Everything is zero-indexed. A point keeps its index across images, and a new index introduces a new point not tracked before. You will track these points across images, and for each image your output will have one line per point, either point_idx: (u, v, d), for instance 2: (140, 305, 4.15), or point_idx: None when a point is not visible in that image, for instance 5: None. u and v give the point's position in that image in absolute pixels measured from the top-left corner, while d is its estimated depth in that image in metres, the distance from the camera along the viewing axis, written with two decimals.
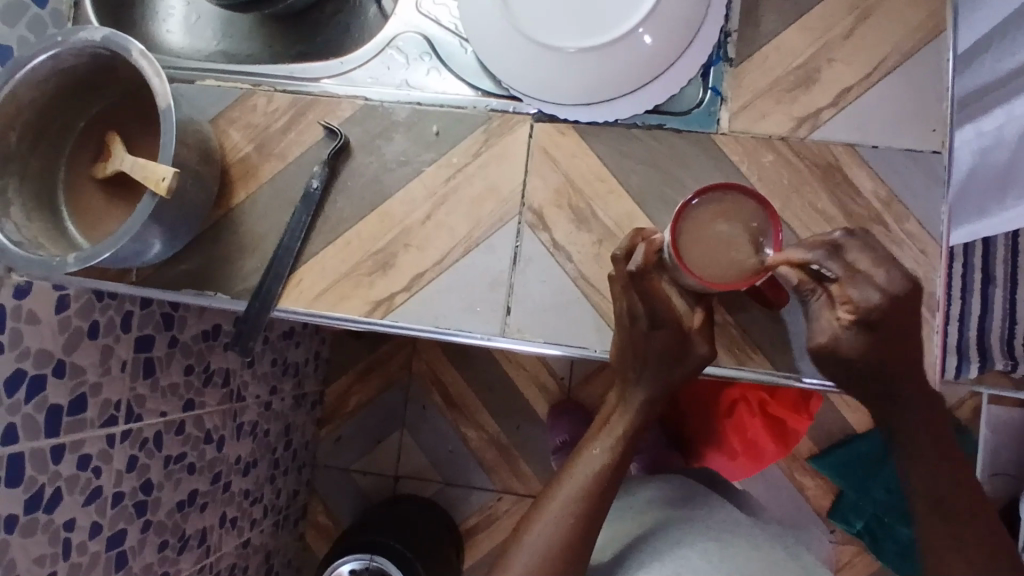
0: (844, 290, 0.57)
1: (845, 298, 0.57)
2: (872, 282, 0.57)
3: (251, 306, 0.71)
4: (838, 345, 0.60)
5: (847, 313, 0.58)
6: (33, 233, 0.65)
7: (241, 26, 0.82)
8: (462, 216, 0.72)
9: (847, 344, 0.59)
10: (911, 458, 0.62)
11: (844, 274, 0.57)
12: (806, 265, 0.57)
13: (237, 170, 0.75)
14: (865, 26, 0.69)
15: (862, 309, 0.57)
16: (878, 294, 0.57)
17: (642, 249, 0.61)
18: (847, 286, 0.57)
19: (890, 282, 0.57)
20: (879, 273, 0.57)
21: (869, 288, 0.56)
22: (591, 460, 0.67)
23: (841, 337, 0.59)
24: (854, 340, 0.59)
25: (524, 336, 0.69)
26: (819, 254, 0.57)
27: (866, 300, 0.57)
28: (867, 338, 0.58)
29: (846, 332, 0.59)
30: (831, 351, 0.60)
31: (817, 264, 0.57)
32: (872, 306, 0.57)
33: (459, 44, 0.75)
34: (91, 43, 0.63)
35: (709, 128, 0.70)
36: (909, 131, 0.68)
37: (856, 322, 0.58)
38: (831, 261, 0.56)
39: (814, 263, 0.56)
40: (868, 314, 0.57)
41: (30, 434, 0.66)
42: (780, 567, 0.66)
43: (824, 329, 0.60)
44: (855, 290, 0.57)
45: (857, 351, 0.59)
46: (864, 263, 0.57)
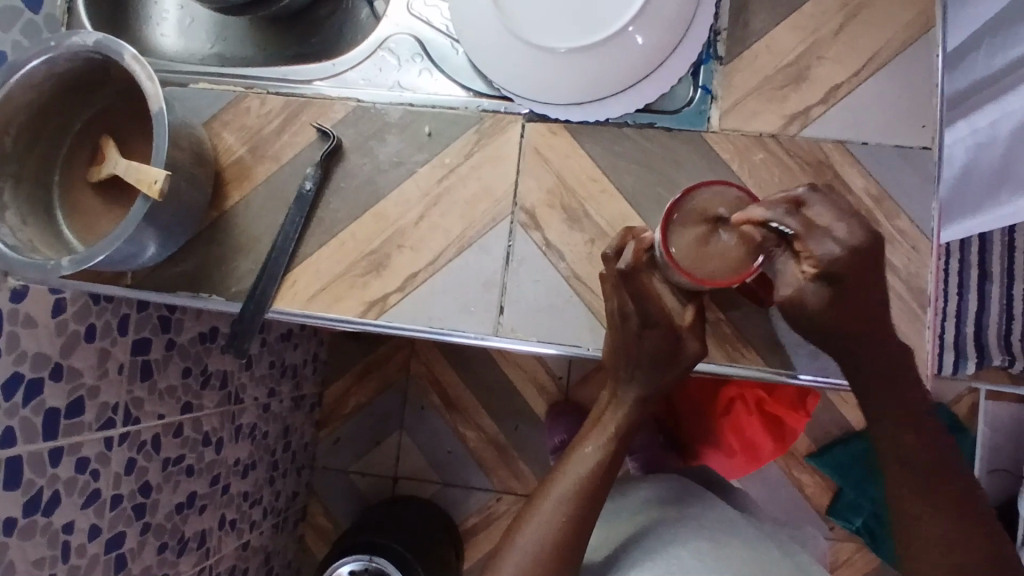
0: (805, 245, 0.56)
1: (807, 254, 0.56)
2: (831, 235, 0.56)
3: (246, 308, 0.72)
4: (803, 299, 0.58)
5: (810, 268, 0.57)
6: (29, 236, 0.66)
7: (235, 29, 0.83)
8: (456, 217, 0.72)
9: (811, 298, 0.58)
10: (890, 453, 0.63)
11: (802, 229, 0.56)
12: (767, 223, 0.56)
13: (231, 173, 0.75)
14: (855, 22, 0.69)
15: (823, 262, 0.56)
16: (837, 247, 0.56)
17: (630, 247, 0.62)
18: (808, 241, 0.56)
19: (850, 235, 0.56)
20: (839, 227, 0.56)
21: (828, 241, 0.55)
22: (585, 459, 0.68)
23: (805, 291, 0.58)
24: (818, 294, 0.58)
25: (518, 335, 0.70)
26: (777, 212, 0.55)
27: (826, 253, 0.56)
28: (831, 291, 0.58)
29: (810, 286, 0.58)
30: (796, 305, 0.59)
31: (776, 222, 0.55)
32: (833, 259, 0.56)
33: (451, 45, 0.75)
34: (84, 47, 0.63)
35: (700, 126, 0.70)
36: (900, 128, 0.68)
37: (819, 275, 0.57)
38: (790, 217, 0.55)
39: (774, 221, 0.55)
40: (829, 268, 0.56)
41: (28, 437, 0.67)
42: (775, 564, 0.67)
43: (788, 282, 0.59)
44: (815, 244, 0.56)
45: (822, 305, 0.58)
46: (824, 218, 0.56)
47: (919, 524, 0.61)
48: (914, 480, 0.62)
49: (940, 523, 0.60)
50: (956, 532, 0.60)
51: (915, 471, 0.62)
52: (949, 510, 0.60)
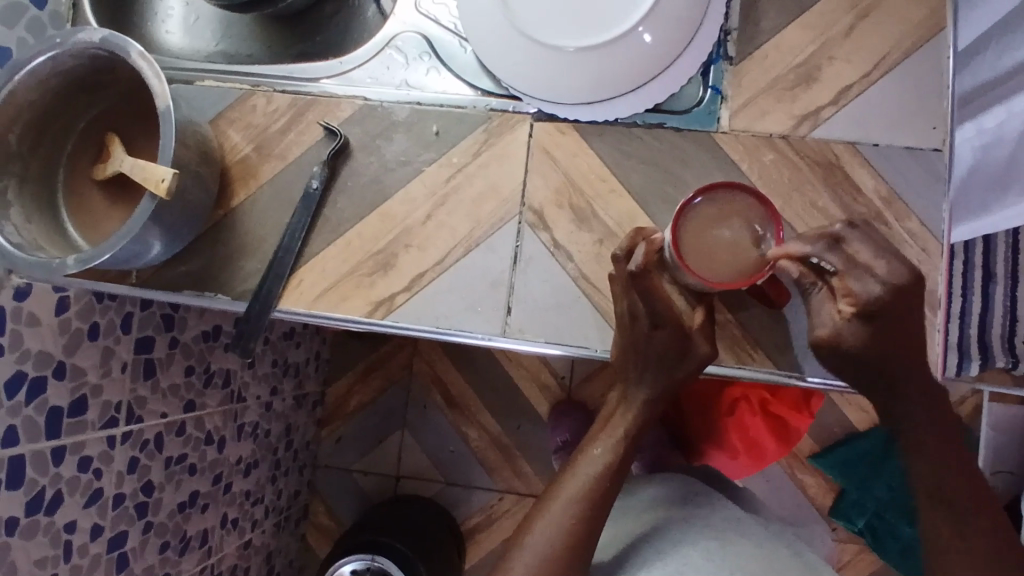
0: (845, 281, 0.58)
1: (846, 290, 0.59)
2: (871, 273, 0.58)
3: (251, 307, 0.71)
4: (840, 339, 0.60)
5: (848, 305, 0.59)
6: (33, 234, 0.65)
7: (241, 26, 0.82)
8: (463, 216, 0.72)
9: (849, 336, 0.59)
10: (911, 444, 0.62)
11: (844, 266, 0.58)
12: (807, 258, 0.58)
13: (236, 171, 0.74)
14: (866, 23, 0.69)
15: (862, 301, 0.58)
16: (878, 286, 0.58)
17: (642, 249, 0.61)
18: (848, 278, 0.58)
19: (890, 273, 0.58)
20: (879, 264, 0.58)
21: (869, 279, 0.58)
22: (594, 460, 0.67)
23: (843, 330, 0.59)
24: (855, 333, 0.59)
25: (525, 336, 0.69)
26: (819, 247, 0.58)
27: (867, 291, 0.58)
28: (869, 329, 0.59)
29: (848, 325, 0.59)
30: (834, 346, 0.60)
31: (816, 256, 0.58)
32: (873, 297, 0.58)
33: (459, 43, 0.75)
34: (90, 44, 0.62)
35: (709, 126, 0.70)
36: (910, 129, 0.67)
37: (858, 313, 0.58)
38: (831, 254, 0.58)
39: (815, 255, 0.58)
40: (871, 305, 0.58)
41: (30, 436, 0.66)
42: (783, 565, 0.66)
43: (825, 323, 0.60)
44: (855, 281, 0.58)
45: (860, 344, 0.59)
46: (864, 255, 0.58)
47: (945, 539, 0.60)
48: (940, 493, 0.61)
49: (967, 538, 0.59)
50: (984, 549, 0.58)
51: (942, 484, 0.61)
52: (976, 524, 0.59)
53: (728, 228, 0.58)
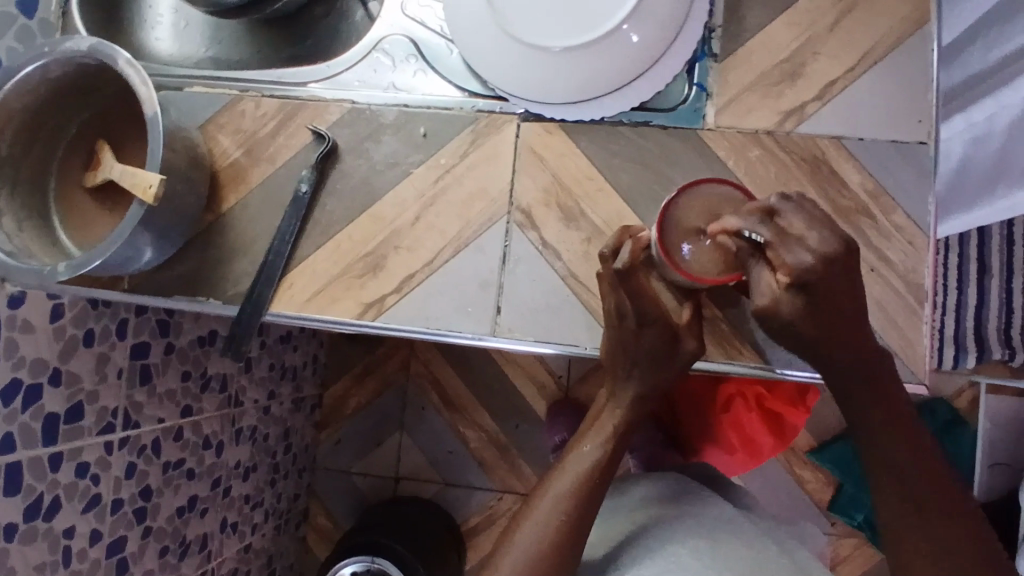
0: (778, 254, 0.55)
1: (779, 262, 0.55)
2: (803, 244, 0.54)
3: (243, 311, 0.72)
4: (778, 309, 0.57)
5: (783, 277, 0.55)
6: (25, 242, 0.66)
7: (230, 31, 0.83)
8: (452, 217, 0.72)
9: (786, 307, 0.57)
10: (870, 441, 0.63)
11: (774, 238, 0.54)
12: (739, 233, 0.55)
13: (227, 175, 0.75)
14: (850, 18, 0.69)
15: (795, 273, 0.55)
16: (809, 257, 0.54)
17: (628, 247, 0.62)
18: (780, 250, 0.55)
19: (823, 244, 0.54)
20: (812, 237, 0.54)
21: (800, 250, 0.54)
22: (582, 457, 0.68)
23: (781, 300, 0.57)
24: (792, 304, 0.57)
25: (515, 335, 0.70)
26: (750, 220, 0.55)
27: (799, 263, 0.54)
28: (806, 301, 0.56)
29: (785, 295, 0.56)
30: (771, 316, 0.58)
31: (747, 230, 0.55)
32: (805, 269, 0.54)
33: (446, 45, 0.75)
34: (79, 52, 0.63)
35: (695, 123, 0.70)
36: (896, 123, 0.68)
37: (792, 284, 0.55)
38: (762, 225, 0.55)
39: (745, 230, 0.55)
40: (802, 277, 0.55)
41: (28, 442, 0.67)
42: (775, 561, 0.66)
43: (764, 293, 0.57)
44: (787, 253, 0.54)
45: (796, 314, 0.57)
46: (798, 227, 0.55)
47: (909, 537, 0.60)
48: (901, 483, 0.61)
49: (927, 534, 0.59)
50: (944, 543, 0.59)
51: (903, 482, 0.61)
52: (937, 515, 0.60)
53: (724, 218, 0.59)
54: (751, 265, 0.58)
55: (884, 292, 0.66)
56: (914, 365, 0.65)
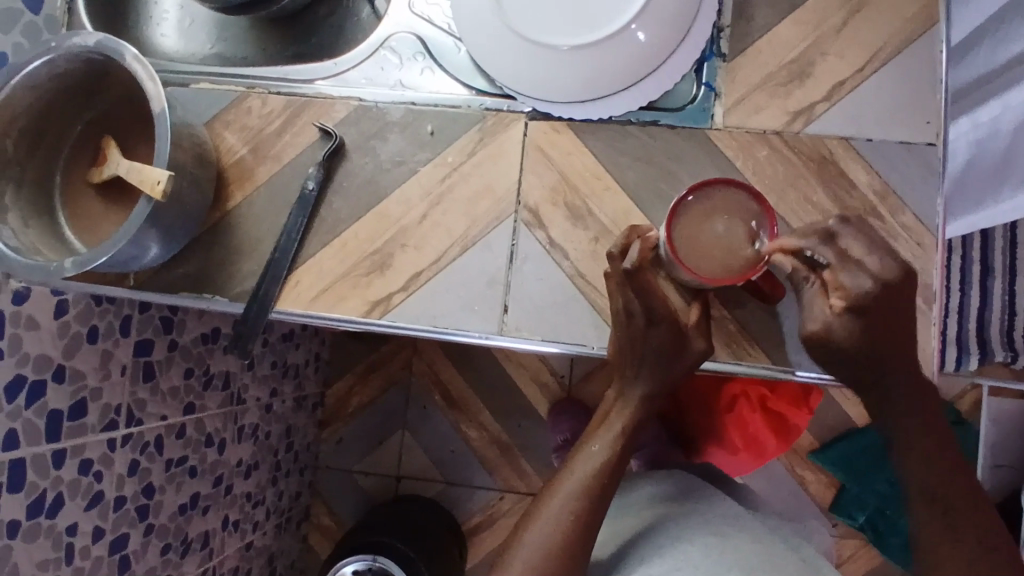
0: (837, 276, 0.59)
1: (837, 285, 0.60)
2: (864, 269, 0.59)
3: (249, 309, 0.71)
4: (829, 334, 0.60)
5: (840, 300, 0.60)
6: (31, 238, 0.65)
7: (235, 28, 0.83)
8: (458, 216, 0.72)
9: (839, 331, 0.60)
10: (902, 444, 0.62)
11: (836, 260, 0.59)
12: (800, 251, 0.59)
13: (233, 172, 0.75)
14: (859, 18, 0.69)
15: (854, 296, 0.59)
16: (870, 281, 0.59)
17: (636, 247, 0.62)
18: (840, 273, 0.59)
19: (882, 269, 0.59)
20: (871, 261, 0.59)
21: (862, 274, 0.59)
22: (591, 457, 0.67)
23: (833, 326, 0.60)
24: (846, 329, 0.60)
25: (522, 334, 0.70)
26: (811, 241, 0.59)
27: (858, 286, 0.59)
28: (861, 325, 0.60)
29: (839, 320, 0.60)
30: (823, 342, 0.61)
31: (809, 249, 0.59)
32: (865, 291, 0.59)
33: (453, 43, 0.75)
34: (85, 48, 0.63)
35: (703, 123, 0.70)
36: (904, 124, 0.68)
37: (850, 307, 0.59)
38: (824, 247, 0.60)
39: (808, 249, 0.59)
40: (861, 301, 0.59)
41: (31, 439, 0.67)
42: (781, 562, 0.66)
43: (816, 318, 0.61)
44: (848, 276, 0.59)
45: (851, 339, 0.60)
46: (857, 251, 0.60)
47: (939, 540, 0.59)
48: (932, 484, 0.60)
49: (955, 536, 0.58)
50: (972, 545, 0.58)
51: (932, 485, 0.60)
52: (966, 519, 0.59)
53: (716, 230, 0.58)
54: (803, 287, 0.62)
55: None
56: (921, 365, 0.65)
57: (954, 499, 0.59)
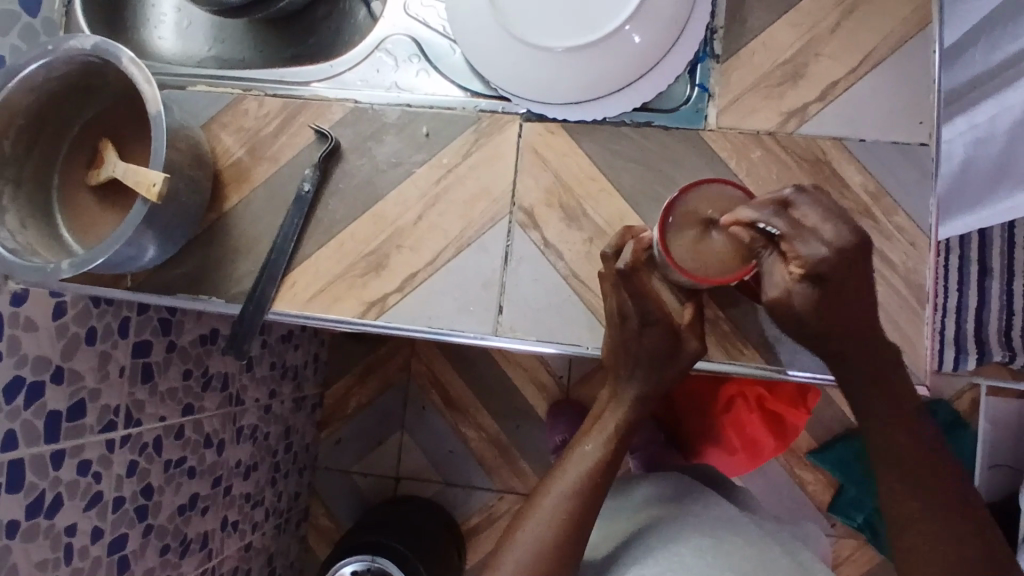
0: (793, 246, 0.57)
1: (794, 254, 0.57)
2: (817, 236, 0.57)
3: (246, 310, 0.72)
4: (790, 300, 0.59)
5: (797, 269, 0.58)
6: (29, 240, 0.66)
7: (233, 31, 0.83)
8: (454, 217, 0.72)
9: (799, 298, 0.59)
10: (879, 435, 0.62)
11: (789, 229, 0.57)
12: (754, 225, 0.57)
13: (230, 174, 0.75)
14: (852, 19, 0.69)
15: (810, 264, 0.57)
16: (823, 249, 0.57)
17: (630, 247, 0.62)
18: (795, 242, 0.57)
19: (837, 237, 0.57)
20: (825, 229, 0.56)
21: (814, 241, 0.56)
22: (585, 457, 0.68)
23: (794, 290, 0.59)
24: (805, 295, 0.59)
25: (517, 334, 0.70)
26: (765, 212, 0.57)
27: (813, 255, 0.57)
28: (818, 291, 0.59)
29: (798, 287, 0.59)
30: (784, 307, 0.60)
31: (763, 222, 0.56)
32: (820, 260, 0.57)
33: (449, 45, 0.75)
34: (82, 51, 0.63)
35: (697, 124, 0.70)
36: (897, 125, 0.68)
37: (807, 275, 0.58)
38: (777, 218, 0.56)
39: (761, 222, 0.56)
40: (817, 268, 0.57)
41: (29, 439, 0.67)
42: (777, 562, 0.66)
43: (777, 284, 0.60)
44: (802, 244, 0.57)
45: (810, 305, 0.59)
46: (812, 219, 0.57)
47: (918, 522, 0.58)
48: (909, 477, 0.60)
49: (935, 517, 0.58)
50: (957, 537, 0.57)
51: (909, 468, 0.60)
52: (947, 502, 0.58)
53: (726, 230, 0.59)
54: (764, 253, 0.60)
55: (886, 293, 0.66)
56: (915, 365, 0.65)
57: (936, 497, 0.59)
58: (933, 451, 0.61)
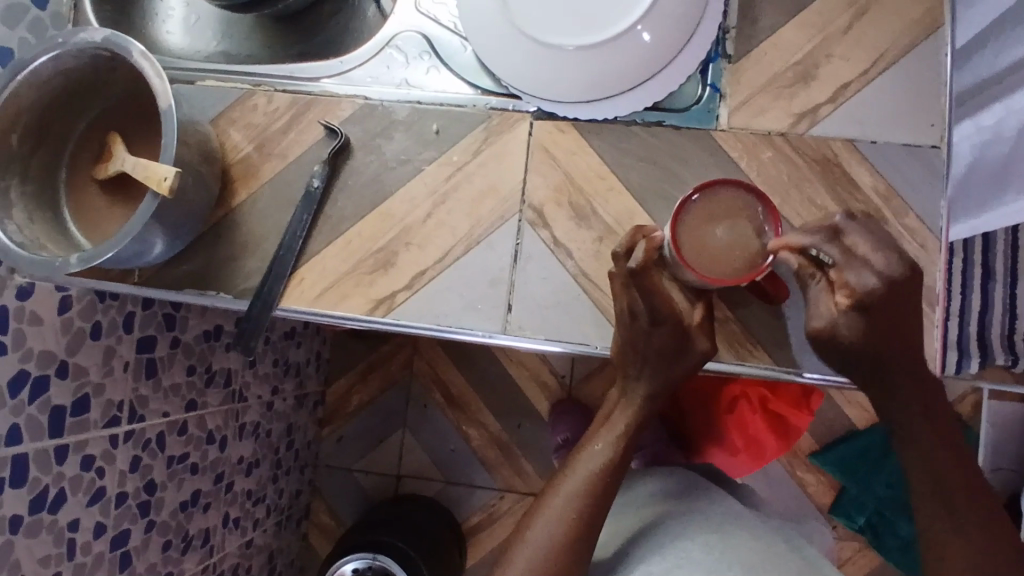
0: (842, 274, 0.59)
1: (843, 283, 0.59)
2: (868, 266, 0.59)
3: (253, 306, 0.71)
4: (835, 330, 0.60)
5: (845, 298, 0.59)
6: (35, 233, 0.66)
7: (241, 26, 0.83)
8: (462, 215, 0.72)
9: (845, 328, 0.60)
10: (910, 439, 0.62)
11: (841, 259, 0.59)
12: (806, 250, 0.59)
13: (237, 169, 0.75)
14: (864, 21, 0.69)
15: (858, 294, 0.59)
16: (874, 279, 0.58)
17: (642, 247, 0.62)
18: (846, 271, 0.59)
19: (887, 266, 0.58)
20: (877, 257, 0.59)
21: (865, 271, 0.58)
22: (593, 456, 0.68)
23: (840, 322, 0.60)
24: (851, 325, 0.60)
25: (525, 333, 0.70)
26: (817, 239, 0.59)
27: (863, 284, 0.59)
28: (865, 322, 0.60)
29: (844, 316, 0.60)
30: (828, 337, 0.61)
31: (815, 248, 0.59)
32: (871, 290, 0.58)
33: (459, 42, 0.75)
34: (92, 44, 0.63)
35: (708, 124, 0.70)
36: (907, 127, 0.68)
37: (855, 305, 0.59)
38: (829, 245, 0.59)
39: (814, 248, 0.59)
40: (865, 299, 0.59)
41: (34, 434, 0.67)
42: (783, 561, 0.66)
43: (822, 314, 0.61)
44: (852, 274, 0.59)
45: (855, 336, 0.60)
46: (863, 247, 0.59)
47: (945, 532, 0.59)
48: (941, 478, 0.60)
49: (965, 519, 0.59)
50: (989, 539, 0.58)
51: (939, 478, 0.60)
52: (977, 503, 0.60)
53: (717, 233, 0.58)
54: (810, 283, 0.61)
55: None
56: None
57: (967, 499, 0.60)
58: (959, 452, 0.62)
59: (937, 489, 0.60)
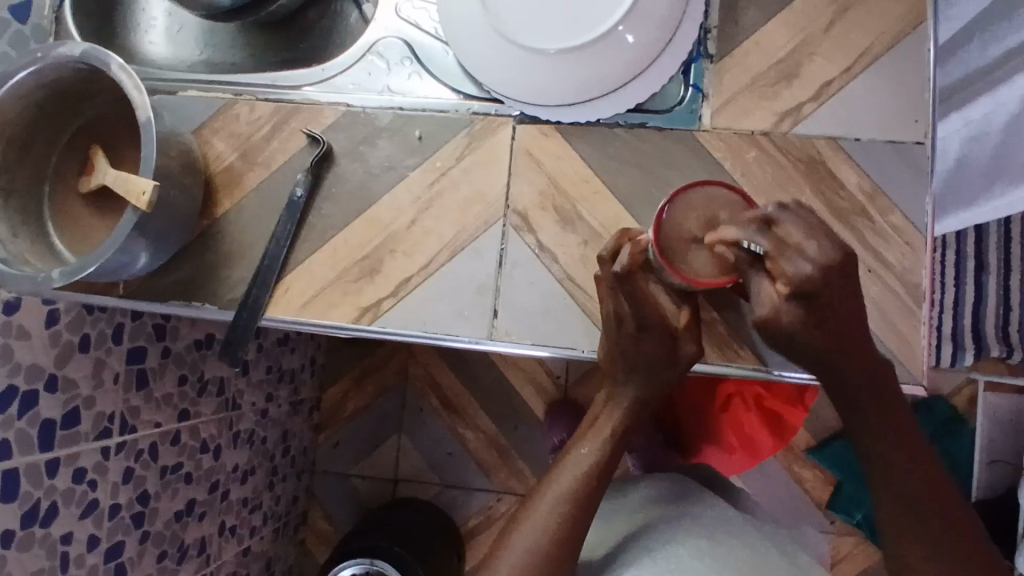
0: (777, 264, 0.55)
1: (779, 272, 0.56)
2: (802, 253, 0.55)
3: (239, 316, 0.71)
4: (779, 318, 0.58)
5: (783, 288, 0.56)
6: (20, 250, 0.65)
7: (224, 35, 0.83)
8: (447, 221, 0.72)
9: (786, 317, 0.58)
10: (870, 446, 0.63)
11: (773, 249, 0.55)
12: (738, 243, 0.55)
13: (222, 179, 0.75)
14: (846, 17, 0.69)
15: (795, 282, 0.55)
16: (809, 267, 0.55)
17: (627, 250, 0.61)
18: (780, 260, 0.55)
19: (822, 254, 0.55)
20: (809, 246, 0.55)
21: (799, 259, 0.55)
22: (580, 460, 0.67)
23: (781, 310, 0.58)
24: (793, 312, 0.58)
25: (511, 338, 0.70)
26: (748, 230, 0.55)
27: (799, 273, 0.55)
28: (806, 310, 0.57)
29: (785, 305, 0.57)
30: (774, 325, 0.59)
31: (746, 241, 0.55)
32: (804, 279, 0.55)
33: (441, 47, 0.75)
34: (71, 58, 0.63)
35: (691, 124, 0.70)
36: (893, 123, 0.67)
37: (793, 294, 0.56)
38: (760, 236, 0.55)
39: (744, 241, 0.55)
40: (802, 287, 0.55)
41: (24, 449, 0.66)
42: (773, 563, 0.66)
43: (764, 303, 0.58)
44: (787, 263, 0.55)
45: (796, 323, 0.58)
46: (794, 236, 0.55)
47: (905, 530, 0.60)
48: (901, 490, 0.61)
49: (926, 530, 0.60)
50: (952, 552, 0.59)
51: (898, 478, 0.61)
52: (942, 513, 0.60)
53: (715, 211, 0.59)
54: (751, 272, 0.58)
55: (882, 292, 0.66)
56: (912, 364, 0.65)
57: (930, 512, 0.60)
58: (924, 459, 0.62)
59: (896, 490, 0.61)
